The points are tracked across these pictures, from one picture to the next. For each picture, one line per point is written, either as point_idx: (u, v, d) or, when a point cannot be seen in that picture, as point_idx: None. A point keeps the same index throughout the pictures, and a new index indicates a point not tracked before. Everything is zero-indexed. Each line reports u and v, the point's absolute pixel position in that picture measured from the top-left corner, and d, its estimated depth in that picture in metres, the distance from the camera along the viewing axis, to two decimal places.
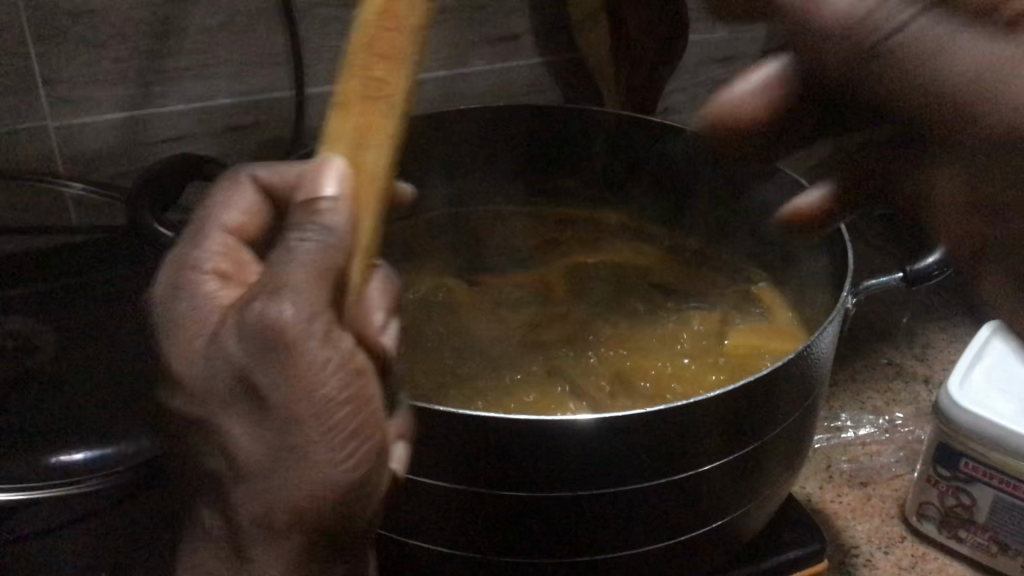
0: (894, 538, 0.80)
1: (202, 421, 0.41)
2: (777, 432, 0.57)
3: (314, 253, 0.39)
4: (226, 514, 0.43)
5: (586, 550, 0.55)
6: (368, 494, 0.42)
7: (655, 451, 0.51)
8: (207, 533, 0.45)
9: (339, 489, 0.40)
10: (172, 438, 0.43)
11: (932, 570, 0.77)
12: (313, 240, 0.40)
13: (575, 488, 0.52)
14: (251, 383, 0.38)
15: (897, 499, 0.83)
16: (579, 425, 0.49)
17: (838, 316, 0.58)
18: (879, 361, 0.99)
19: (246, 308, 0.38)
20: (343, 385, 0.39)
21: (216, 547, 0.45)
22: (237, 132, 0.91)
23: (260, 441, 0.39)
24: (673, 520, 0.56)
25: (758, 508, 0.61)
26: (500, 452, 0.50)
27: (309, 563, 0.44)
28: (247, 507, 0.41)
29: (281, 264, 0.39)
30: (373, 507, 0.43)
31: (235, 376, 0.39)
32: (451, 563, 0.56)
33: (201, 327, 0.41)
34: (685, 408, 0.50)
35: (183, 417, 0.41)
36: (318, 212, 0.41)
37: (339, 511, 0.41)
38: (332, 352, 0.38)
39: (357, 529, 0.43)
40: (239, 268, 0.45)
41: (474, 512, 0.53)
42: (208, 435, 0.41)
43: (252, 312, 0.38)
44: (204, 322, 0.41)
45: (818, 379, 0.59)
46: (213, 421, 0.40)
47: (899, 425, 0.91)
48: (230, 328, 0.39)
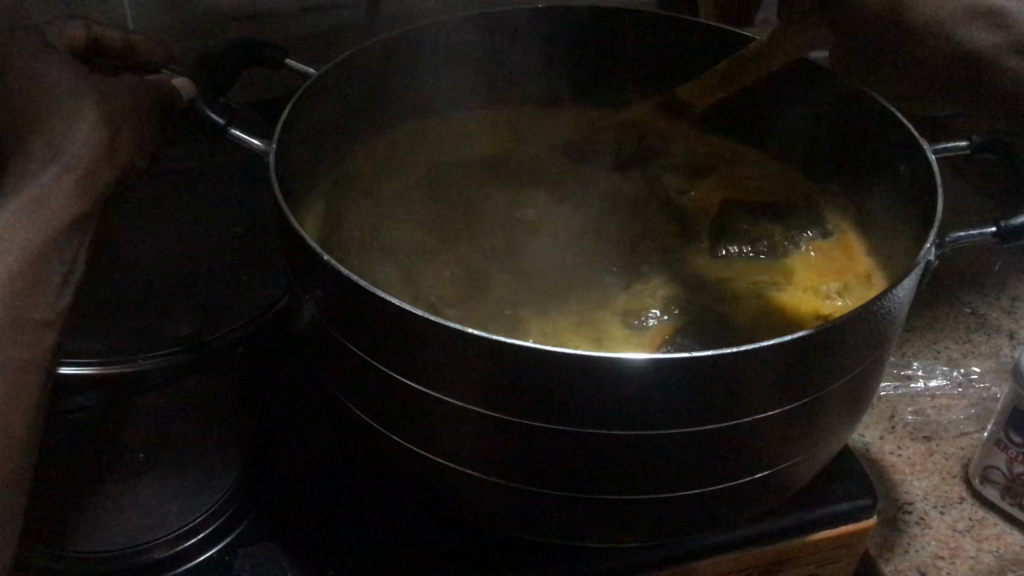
0: (952, 498, 0.76)
1: (44, 200, 0.52)
2: (836, 385, 0.54)
3: (77, 143, 0.55)
4: (44, 300, 0.52)
5: (621, 489, 0.53)
6: (27, 331, 0.51)
7: (701, 399, 0.49)
8: (21, 317, 0.50)
9: (42, 280, 0.52)
10: (51, 243, 0.52)
11: (989, 537, 0.73)
12: (80, 146, 0.55)
13: (615, 427, 0.49)
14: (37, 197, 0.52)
15: (961, 458, 0.79)
16: (626, 364, 0.46)
17: (917, 271, 0.53)
18: (961, 310, 0.93)
19: (51, 160, 0.54)
20: (64, 191, 0.53)
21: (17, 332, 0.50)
22: (310, 12, 0.87)
23: (34, 215, 0.52)
24: (715, 468, 0.54)
25: (809, 460, 0.58)
26: (539, 383, 0.48)
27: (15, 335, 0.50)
28: (22, 284, 0.51)
29: (69, 141, 0.55)
30: (27, 338, 0.51)
31: (69, 173, 0.54)
32: (480, 486, 0.55)
33: (76, 164, 0.54)
34: (739, 355, 0.47)
35: (66, 194, 0.53)
36: (81, 134, 0.55)
37: (28, 297, 0.51)
38: (65, 181, 0.53)
39: (35, 327, 0.51)
40: (108, 158, 0.56)
41: (507, 440, 0.52)
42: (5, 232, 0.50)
43: (62, 157, 0.54)
44: (46, 175, 0.53)
45: (891, 330, 0.55)
46: (48, 197, 0.52)
47: (974, 380, 0.86)
48: (59, 150, 0.54)
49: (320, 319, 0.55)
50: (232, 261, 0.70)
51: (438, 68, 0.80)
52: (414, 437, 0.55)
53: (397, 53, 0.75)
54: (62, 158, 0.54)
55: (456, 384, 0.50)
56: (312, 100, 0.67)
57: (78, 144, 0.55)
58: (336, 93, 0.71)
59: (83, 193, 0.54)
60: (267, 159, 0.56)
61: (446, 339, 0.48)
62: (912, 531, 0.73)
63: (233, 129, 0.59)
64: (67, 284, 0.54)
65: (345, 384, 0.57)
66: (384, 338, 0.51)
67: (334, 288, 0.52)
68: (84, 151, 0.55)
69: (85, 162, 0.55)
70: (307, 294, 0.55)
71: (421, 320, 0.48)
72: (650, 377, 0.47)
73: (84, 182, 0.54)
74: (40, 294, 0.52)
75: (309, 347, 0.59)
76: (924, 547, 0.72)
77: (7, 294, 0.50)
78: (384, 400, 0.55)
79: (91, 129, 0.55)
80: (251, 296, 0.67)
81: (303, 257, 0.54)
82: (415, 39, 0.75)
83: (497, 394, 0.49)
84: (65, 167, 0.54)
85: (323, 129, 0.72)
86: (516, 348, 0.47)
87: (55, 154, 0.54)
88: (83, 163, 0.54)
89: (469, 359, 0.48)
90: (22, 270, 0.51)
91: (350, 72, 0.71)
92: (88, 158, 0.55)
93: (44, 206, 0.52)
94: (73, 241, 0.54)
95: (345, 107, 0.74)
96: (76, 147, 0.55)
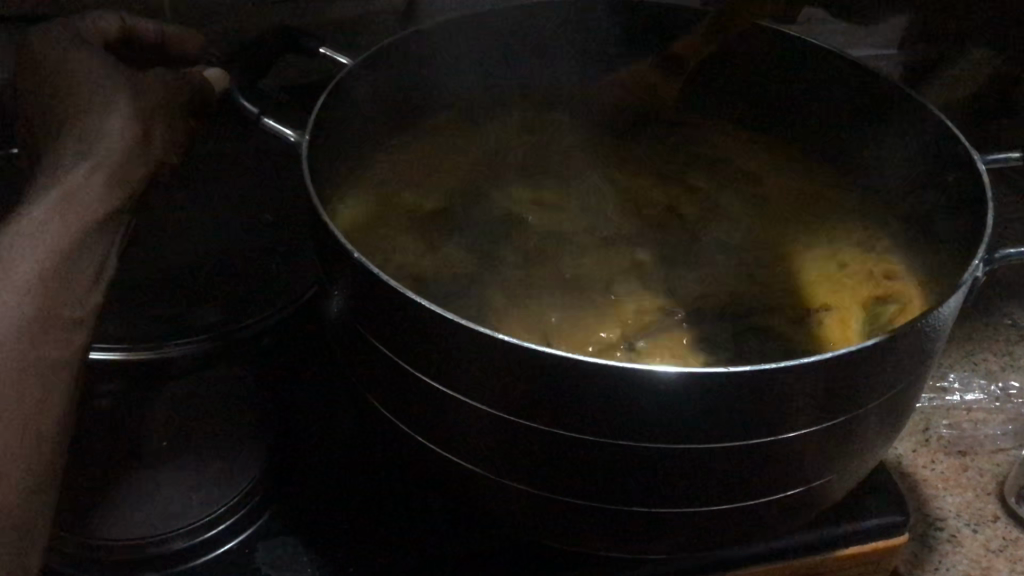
0: (986, 517, 0.74)
1: (71, 195, 0.52)
2: (874, 403, 0.52)
3: (111, 137, 0.54)
4: (76, 297, 0.51)
5: (646, 502, 0.52)
6: (59, 329, 0.50)
7: (736, 414, 0.48)
8: (52, 313, 0.50)
9: (73, 277, 0.51)
10: (82, 239, 0.52)
11: (1023, 558, 0.71)
12: (113, 141, 0.54)
13: (645, 439, 0.48)
14: (65, 192, 0.52)
15: (997, 476, 0.77)
16: (662, 376, 0.45)
17: (962, 289, 0.51)
18: (1001, 322, 0.91)
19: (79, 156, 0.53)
20: (94, 187, 0.53)
21: (48, 329, 0.50)
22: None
23: (63, 210, 0.51)
24: (744, 484, 0.52)
25: (841, 477, 0.57)
26: (570, 394, 0.47)
27: (45, 333, 0.50)
28: (53, 281, 0.50)
29: (99, 134, 0.54)
30: (58, 335, 0.50)
31: (98, 168, 0.53)
32: (503, 492, 0.54)
33: (106, 158, 0.53)
34: (776, 371, 0.46)
35: (96, 189, 0.53)
36: (112, 129, 0.54)
37: (59, 294, 0.50)
38: (94, 176, 0.53)
39: (65, 325, 0.51)
40: (143, 150, 0.56)
41: (532, 447, 0.51)
42: (32, 228, 0.50)
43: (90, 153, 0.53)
44: (74, 171, 0.53)
45: (933, 346, 0.54)
46: (77, 192, 0.52)
47: (1012, 394, 0.84)
48: (89, 145, 0.54)
49: (349, 316, 0.54)
50: (261, 251, 0.70)
51: (475, 59, 0.79)
52: (439, 439, 0.54)
53: (435, 44, 0.73)
54: (92, 152, 0.53)
55: (484, 390, 0.49)
56: (348, 87, 0.66)
57: (110, 138, 0.54)
58: (372, 81, 0.70)
59: (113, 188, 0.53)
60: (301, 150, 0.55)
61: (476, 343, 0.47)
62: (943, 549, 0.71)
63: (267, 118, 0.58)
64: (99, 279, 0.53)
65: (372, 381, 0.56)
66: (413, 340, 0.50)
67: (365, 287, 0.51)
68: (116, 145, 0.54)
69: (119, 157, 0.54)
70: (336, 291, 0.55)
71: (452, 324, 0.47)
72: (684, 389, 0.46)
73: (113, 178, 0.54)
74: (72, 291, 0.51)
75: (337, 343, 0.59)
76: (955, 566, 0.70)
77: (37, 292, 0.50)
78: (412, 401, 0.54)
79: (123, 121, 0.55)
80: (279, 286, 0.67)
81: (334, 254, 0.53)
82: (453, 28, 0.73)
83: (526, 400, 0.48)
84: (94, 162, 0.53)
85: (357, 116, 0.71)
86: (550, 357, 0.45)
87: (84, 147, 0.54)
88: (114, 159, 0.54)
89: (499, 364, 0.47)
90: (51, 267, 0.50)
91: (386, 61, 0.70)
92: (119, 152, 0.54)
93: (72, 202, 0.52)
94: (103, 233, 0.53)
95: (380, 95, 0.73)
96: (108, 141, 0.54)
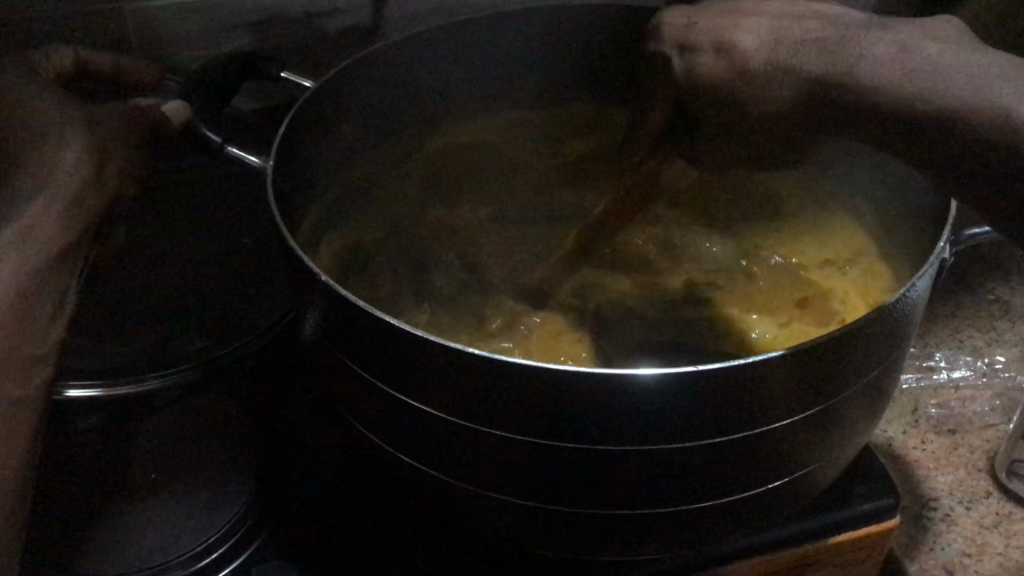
0: (978, 493, 0.74)
1: (28, 235, 0.52)
2: (852, 391, 0.52)
3: (69, 168, 0.54)
4: (31, 339, 0.53)
5: (631, 505, 0.52)
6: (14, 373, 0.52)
7: (714, 412, 0.48)
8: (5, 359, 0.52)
9: (30, 318, 0.52)
10: (38, 279, 0.53)
11: (1016, 532, 0.72)
12: (70, 172, 0.54)
13: (624, 443, 0.48)
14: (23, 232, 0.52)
15: (987, 452, 0.77)
16: (634, 380, 0.45)
17: (931, 270, 0.51)
18: (985, 297, 0.91)
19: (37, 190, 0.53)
20: (53, 224, 0.53)
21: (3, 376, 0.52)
22: (312, 18, 0.86)
23: (20, 250, 0.52)
24: (728, 480, 0.52)
25: (825, 466, 0.57)
26: (546, 403, 0.47)
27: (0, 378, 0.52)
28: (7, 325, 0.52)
29: (55, 166, 0.54)
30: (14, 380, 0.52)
31: (58, 203, 0.53)
32: (489, 504, 0.55)
33: (64, 192, 0.54)
34: (748, 368, 0.46)
35: (54, 225, 0.53)
36: (66, 159, 0.54)
37: (14, 337, 0.52)
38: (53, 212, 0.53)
39: (21, 370, 0.52)
40: (102, 184, 0.56)
41: (514, 459, 0.51)
42: None
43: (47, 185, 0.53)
44: (34, 208, 0.53)
45: (907, 330, 0.54)
46: (33, 231, 0.52)
47: (999, 369, 0.84)
48: (43, 177, 0.53)
49: (324, 339, 0.54)
50: (237, 278, 0.70)
51: (439, 70, 0.80)
52: (422, 456, 0.54)
53: (398, 59, 0.74)
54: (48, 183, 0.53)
55: (461, 405, 0.49)
56: (311, 108, 0.66)
57: (66, 169, 0.54)
58: (336, 101, 0.70)
59: (72, 223, 0.54)
60: (265, 174, 0.56)
61: (449, 359, 0.47)
62: (936, 529, 0.72)
63: (230, 145, 0.59)
64: (58, 317, 0.54)
65: (351, 400, 0.56)
66: (387, 360, 0.50)
67: (336, 309, 0.51)
68: (74, 176, 0.54)
69: (78, 189, 0.54)
70: (309, 314, 0.55)
71: (424, 341, 0.47)
72: (657, 392, 0.46)
73: (72, 212, 0.54)
74: (28, 333, 0.52)
75: (315, 366, 0.59)
76: (949, 545, 0.71)
77: None
78: (395, 421, 0.54)
79: (80, 153, 0.55)
80: (256, 310, 0.67)
81: (303, 277, 0.53)
82: (414, 42, 0.74)
83: (510, 411, 0.48)
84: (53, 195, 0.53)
85: (323, 136, 0.71)
86: (523, 369, 0.46)
87: (41, 181, 0.53)
88: (73, 190, 0.54)
89: (473, 379, 0.47)
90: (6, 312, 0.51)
91: (348, 80, 0.70)
92: (77, 184, 0.54)
93: (29, 240, 0.52)
94: (62, 273, 0.54)
95: (345, 114, 0.73)
96: (64, 173, 0.54)
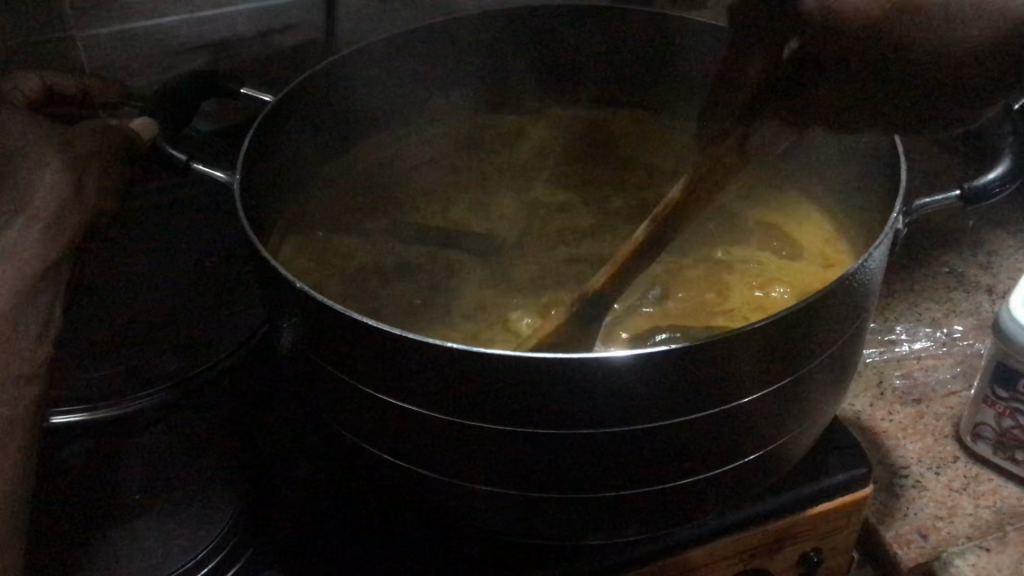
0: (946, 458, 0.77)
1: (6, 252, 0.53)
2: (819, 361, 0.54)
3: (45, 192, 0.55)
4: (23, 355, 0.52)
5: (614, 487, 0.54)
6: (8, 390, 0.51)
7: (688, 389, 0.49)
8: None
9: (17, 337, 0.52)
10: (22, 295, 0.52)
11: (985, 493, 0.74)
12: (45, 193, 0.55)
13: (604, 426, 0.50)
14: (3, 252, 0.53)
15: (952, 418, 0.80)
16: (611, 363, 0.47)
17: (886, 241, 0.54)
18: (940, 270, 0.94)
19: (14, 215, 0.54)
20: (30, 244, 0.53)
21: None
22: (267, 36, 0.87)
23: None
24: (707, 457, 0.54)
25: (798, 438, 0.59)
26: (526, 393, 0.48)
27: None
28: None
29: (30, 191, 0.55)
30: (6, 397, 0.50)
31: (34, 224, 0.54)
32: (475, 498, 0.56)
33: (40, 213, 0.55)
34: (719, 344, 0.48)
35: (31, 241, 0.53)
36: (40, 185, 0.56)
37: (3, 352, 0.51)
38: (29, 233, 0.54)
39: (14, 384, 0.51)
40: (77, 204, 0.57)
41: (496, 450, 0.52)
42: None
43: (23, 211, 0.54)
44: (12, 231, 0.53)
45: (868, 300, 0.56)
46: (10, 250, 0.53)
47: (957, 338, 0.87)
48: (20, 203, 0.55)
49: (302, 346, 0.55)
50: (211, 294, 0.70)
51: (398, 79, 0.81)
52: (407, 457, 0.55)
53: (357, 70, 0.75)
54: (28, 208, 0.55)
55: (441, 401, 0.50)
56: (275, 122, 0.67)
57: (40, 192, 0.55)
58: (296, 115, 0.71)
59: (50, 241, 0.54)
60: (234, 188, 0.56)
61: (428, 355, 0.48)
62: (909, 495, 0.74)
63: (197, 163, 0.60)
64: (47, 334, 0.53)
65: (333, 407, 0.57)
66: (366, 361, 0.51)
67: (313, 315, 0.52)
68: (48, 198, 0.55)
69: (53, 210, 0.55)
70: (286, 324, 0.56)
71: (402, 340, 0.48)
72: (634, 372, 0.47)
73: (48, 233, 0.54)
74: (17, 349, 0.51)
75: (295, 376, 0.59)
76: (922, 510, 0.73)
77: None
78: (378, 424, 0.55)
79: (54, 177, 0.56)
80: (230, 327, 0.67)
81: (277, 287, 0.54)
82: (370, 53, 0.75)
83: (492, 405, 0.49)
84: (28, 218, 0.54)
85: (287, 150, 0.72)
86: (503, 360, 0.47)
87: (18, 207, 0.55)
88: (48, 212, 0.55)
89: (454, 373, 0.48)
90: None
91: (308, 93, 0.71)
92: (53, 206, 0.55)
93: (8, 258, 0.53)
94: (45, 293, 0.54)
95: (306, 127, 0.74)
96: (39, 198, 0.55)
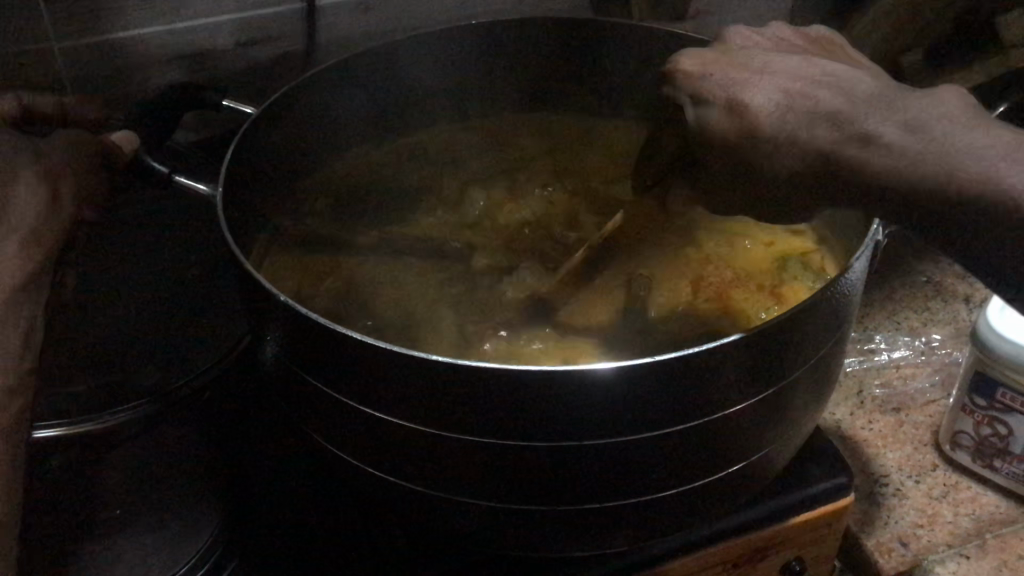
0: (926, 466, 0.77)
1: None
2: (801, 370, 0.54)
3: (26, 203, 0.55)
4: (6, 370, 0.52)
5: (598, 498, 0.54)
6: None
7: (672, 399, 0.49)
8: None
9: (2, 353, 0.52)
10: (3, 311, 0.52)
11: (964, 501, 0.75)
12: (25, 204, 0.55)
13: (588, 437, 0.50)
14: None
15: (931, 426, 0.81)
16: (595, 374, 0.47)
17: (866, 252, 0.54)
18: (917, 279, 0.95)
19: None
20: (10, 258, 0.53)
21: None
22: (247, 46, 0.87)
23: None
24: (691, 467, 0.54)
25: (781, 447, 0.59)
26: (510, 405, 0.48)
27: None
28: None
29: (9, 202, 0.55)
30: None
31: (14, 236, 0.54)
32: (459, 510, 0.56)
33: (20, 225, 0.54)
34: (702, 355, 0.48)
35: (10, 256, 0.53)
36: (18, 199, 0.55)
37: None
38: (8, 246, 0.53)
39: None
40: (58, 213, 0.56)
41: (481, 462, 0.52)
42: None
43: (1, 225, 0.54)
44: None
45: (848, 310, 0.56)
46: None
47: (935, 346, 0.87)
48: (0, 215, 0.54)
49: (285, 359, 0.55)
50: (191, 307, 0.70)
51: (378, 91, 0.81)
52: (391, 469, 0.55)
53: (337, 81, 0.75)
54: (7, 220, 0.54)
55: (425, 413, 0.50)
56: (256, 133, 0.67)
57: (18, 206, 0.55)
58: (278, 126, 0.71)
59: (31, 255, 0.54)
60: (216, 201, 0.56)
61: (412, 368, 0.48)
62: (889, 503, 0.74)
63: (179, 176, 0.59)
64: (29, 347, 0.54)
65: (314, 418, 0.57)
66: (349, 373, 0.51)
67: (295, 328, 0.52)
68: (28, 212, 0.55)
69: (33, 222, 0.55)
70: (268, 336, 0.55)
71: (386, 353, 0.48)
72: (618, 384, 0.48)
73: (27, 246, 0.54)
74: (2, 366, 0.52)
75: (277, 388, 0.59)
76: (902, 519, 0.73)
77: None
78: (361, 437, 0.54)
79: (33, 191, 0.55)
80: (211, 339, 0.67)
81: (260, 299, 0.54)
82: (352, 64, 0.75)
83: (476, 415, 0.49)
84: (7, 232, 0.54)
85: (268, 162, 0.72)
86: (488, 372, 0.47)
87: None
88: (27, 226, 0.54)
89: (438, 385, 0.48)
90: None
91: (289, 105, 0.71)
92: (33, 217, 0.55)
93: None
94: (23, 305, 0.54)
95: (288, 138, 0.74)
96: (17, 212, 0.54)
